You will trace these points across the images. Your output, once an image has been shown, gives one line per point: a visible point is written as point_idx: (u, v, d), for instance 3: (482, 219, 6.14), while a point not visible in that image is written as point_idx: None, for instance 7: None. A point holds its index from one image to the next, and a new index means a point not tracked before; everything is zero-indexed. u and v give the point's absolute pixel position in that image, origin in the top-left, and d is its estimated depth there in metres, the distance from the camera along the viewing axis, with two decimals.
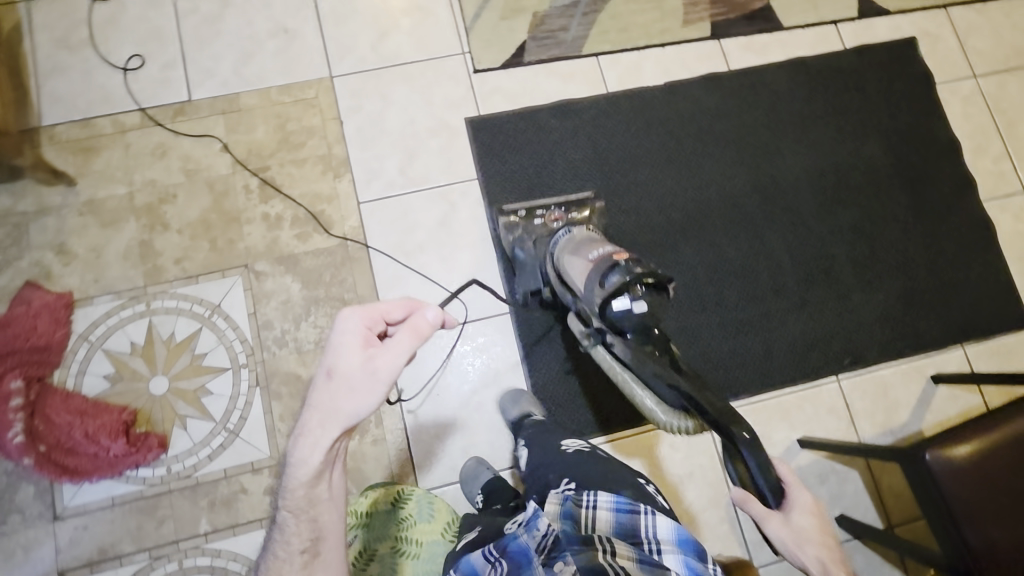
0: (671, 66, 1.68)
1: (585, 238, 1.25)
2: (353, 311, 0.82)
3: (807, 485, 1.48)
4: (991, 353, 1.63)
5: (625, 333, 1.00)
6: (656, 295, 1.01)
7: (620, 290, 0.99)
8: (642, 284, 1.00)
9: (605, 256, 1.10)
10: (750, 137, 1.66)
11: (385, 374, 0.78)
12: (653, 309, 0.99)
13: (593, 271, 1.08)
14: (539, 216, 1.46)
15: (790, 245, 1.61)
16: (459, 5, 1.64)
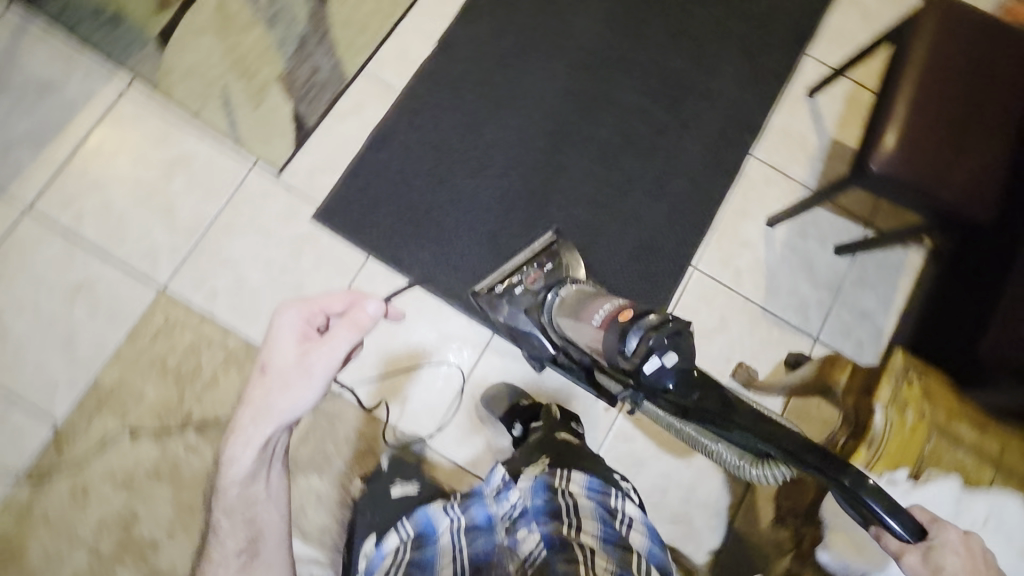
0: (425, 24, 1.56)
1: (576, 296, 1.12)
2: (290, 308, 0.83)
3: (799, 253, 1.54)
4: (840, 37, 1.70)
5: (663, 394, 0.82)
6: (683, 337, 0.81)
7: (644, 355, 0.80)
8: (662, 334, 0.80)
9: (613, 315, 0.91)
10: (537, 28, 1.59)
11: (320, 368, 0.80)
12: (686, 356, 0.80)
13: (607, 338, 0.89)
14: (515, 280, 1.34)
15: (636, 88, 1.58)
16: (208, 128, 1.45)
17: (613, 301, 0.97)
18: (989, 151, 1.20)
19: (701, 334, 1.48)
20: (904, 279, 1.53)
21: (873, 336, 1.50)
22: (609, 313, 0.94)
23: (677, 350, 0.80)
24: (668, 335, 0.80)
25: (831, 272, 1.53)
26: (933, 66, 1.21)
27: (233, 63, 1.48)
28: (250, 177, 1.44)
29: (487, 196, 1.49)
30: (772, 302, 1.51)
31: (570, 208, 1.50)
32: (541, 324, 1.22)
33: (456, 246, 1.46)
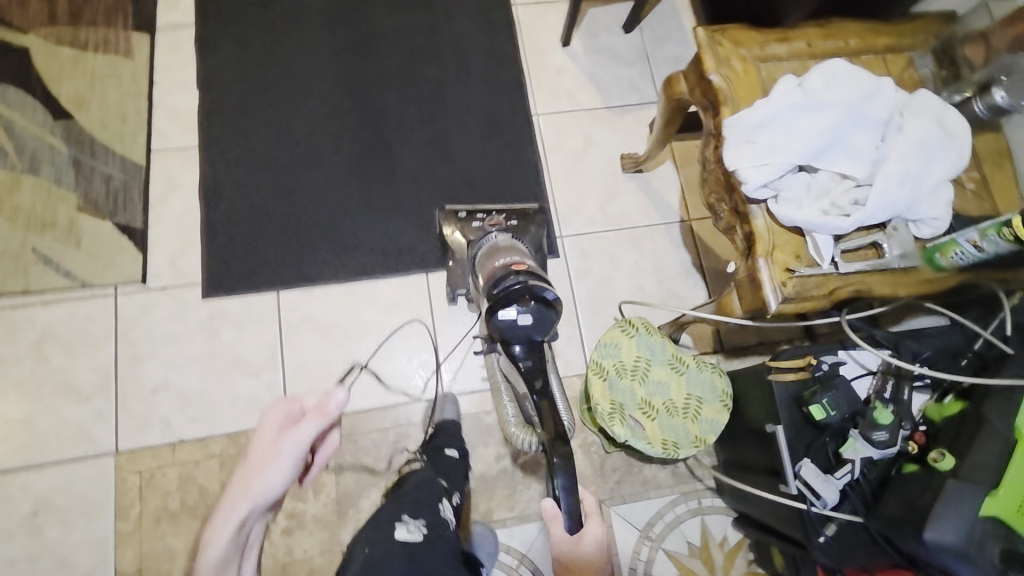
0: (176, 80, 1.54)
1: (505, 247, 1.20)
2: (274, 408, 0.92)
3: (601, 49, 1.69)
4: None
5: (513, 341, 1.03)
6: (546, 312, 1.01)
7: (509, 300, 1.00)
8: (535, 296, 1.00)
9: (511, 263, 1.09)
10: (272, 20, 1.61)
11: (291, 453, 0.87)
12: (540, 322, 1.01)
13: (492, 277, 1.08)
14: (478, 216, 1.41)
15: (389, 13, 1.65)
16: (49, 293, 1.37)
17: (521, 256, 1.12)
18: None
19: (578, 158, 1.60)
20: (684, 15, 1.73)
21: None
22: (509, 262, 1.10)
23: (533, 317, 1.01)
24: (534, 299, 1.00)
25: (633, 47, 1.70)
26: None
27: (27, 224, 1.40)
28: (122, 306, 1.38)
29: (336, 175, 1.52)
30: (610, 98, 1.66)
31: (409, 137, 1.57)
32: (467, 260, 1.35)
33: (343, 230, 1.48)
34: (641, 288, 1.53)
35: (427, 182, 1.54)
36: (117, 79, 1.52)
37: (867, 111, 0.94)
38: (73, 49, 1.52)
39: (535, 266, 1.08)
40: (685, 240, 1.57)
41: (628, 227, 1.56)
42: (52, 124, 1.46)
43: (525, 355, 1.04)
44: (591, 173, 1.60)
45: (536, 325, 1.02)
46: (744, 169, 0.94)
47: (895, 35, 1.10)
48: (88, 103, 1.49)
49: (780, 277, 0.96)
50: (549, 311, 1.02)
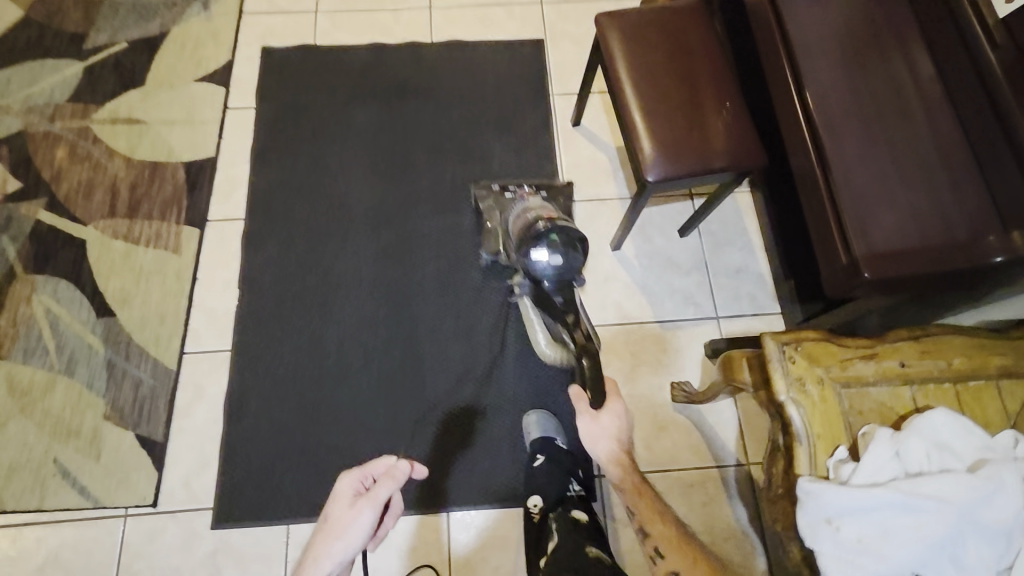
0: (218, 277, 1.54)
1: (540, 205, 1.27)
2: (348, 473, 1.09)
3: (653, 253, 1.57)
4: (573, 64, 1.80)
5: (545, 281, 1.10)
6: (574, 255, 1.10)
7: (541, 244, 1.09)
8: (561, 240, 1.09)
9: (538, 216, 1.19)
10: (317, 219, 1.61)
11: (365, 513, 1.03)
12: (569, 263, 1.09)
13: (525, 229, 1.16)
14: (510, 190, 1.54)
15: (436, 214, 1.62)
16: (61, 508, 1.33)
17: (551, 210, 1.21)
18: (727, 104, 1.23)
19: (621, 381, 1.46)
20: (748, 220, 1.60)
21: (759, 282, 1.53)
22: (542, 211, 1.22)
23: (562, 260, 1.09)
24: (563, 244, 1.09)
25: (689, 254, 1.57)
26: (642, 67, 1.26)
27: (52, 432, 1.39)
28: (131, 527, 1.32)
29: (362, 393, 1.46)
30: (661, 312, 1.52)
31: (443, 351, 1.49)
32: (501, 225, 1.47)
33: (365, 455, 1.41)
34: None
35: (458, 404, 1.45)
36: (163, 276, 1.53)
37: (984, 515, 0.74)
38: (127, 241, 1.56)
39: (563, 217, 1.17)
40: (742, 492, 1.38)
41: (675, 470, 1.40)
42: (95, 321, 1.47)
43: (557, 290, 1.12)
44: (636, 401, 1.45)
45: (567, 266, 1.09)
46: (823, 560, 0.78)
47: (1012, 353, 0.92)
48: (132, 298, 1.50)
49: None
50: (576, 251, 1.10)
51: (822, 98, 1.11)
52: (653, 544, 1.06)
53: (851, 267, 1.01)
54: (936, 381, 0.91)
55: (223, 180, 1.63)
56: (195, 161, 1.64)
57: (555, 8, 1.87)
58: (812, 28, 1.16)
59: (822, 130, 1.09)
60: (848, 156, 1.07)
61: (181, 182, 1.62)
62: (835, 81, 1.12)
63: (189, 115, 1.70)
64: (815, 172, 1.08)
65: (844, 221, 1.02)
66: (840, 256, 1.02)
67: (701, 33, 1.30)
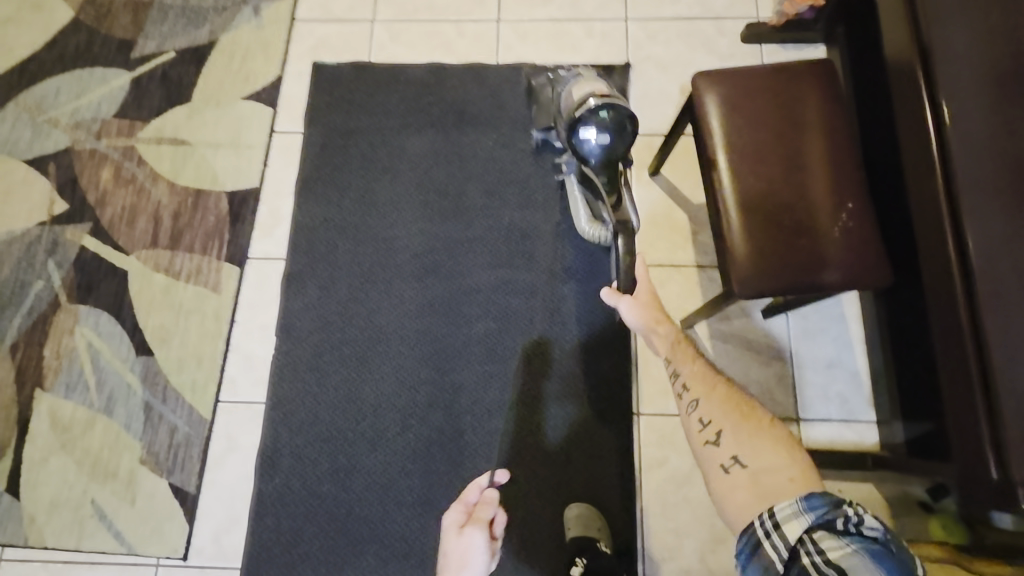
0: (255, 323, 1.46)
1: (590, 73, 1.17)
2: (453, 507, 1.16)
3: (732, 334, 1.39)
4: (657, 97, 1.57)
5: (589, 158, 1.09)
6: (626, 128, 1.07)
7: (589, 121, 1.06)
8: (611, 117, 1.05)
9: (592, 88, 1.12)
10: (362, 265, 1.48)
11: (476, 537, 1.11)
12: (615, 144, 1.07)
13: (574, 100, 1.10)
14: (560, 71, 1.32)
15: (488, 265, 1.47)
16: (97, 549, 1.33)
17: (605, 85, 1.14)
18: (845, 206, 1.03)
19: (680, 482, 1.33)
20: (850, 305, 1.39)
21: (853, 381, 1.35)
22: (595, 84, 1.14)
23: (608, 140, 1.07)
24: (613, 122, 1.06)
25: (773, 340, 1.38)
26: (744, 147, 1.06)
27: (91, 471, 1.37)
28: None
29: (400, 460, 1.36)
30: None
31: (486, 424, 1.37)
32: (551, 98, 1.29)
33: (398, 532, 1.32)
34: None
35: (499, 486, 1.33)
36: (201, 316, 1.46)
37: None
38: (167, 275, 1.49)
39: (615, 94, 1.10)
40: None
41: None
42: (133, 360, 1.44)
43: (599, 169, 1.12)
44: (693, 505, 1.32)
45: (615, 144, 1.07)
46: None
47: None
48: (170, 337, 1.45)
49: None
50: (627, 127, 1.07)
51: (988, 252, 0.91)
52: (683, 381, 1.00)
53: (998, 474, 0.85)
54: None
55: (266, 214, 1.53)
56: (237, 192, 1.55)
57: (641, 25, 1.61)
58: (981, 151, 0.96)
59: (984, 291, 0.90)
60: (1014, 326, 0.88)
61: (223, 214, 1.53)
62: (1006, 224, 0.92)
63: (234, 138, 1.59)
64: (962, 337, 0.91)
65: (999, 411, 0.86)
66: (984, 455, 0.87)
67: (820, 109, 1.09)
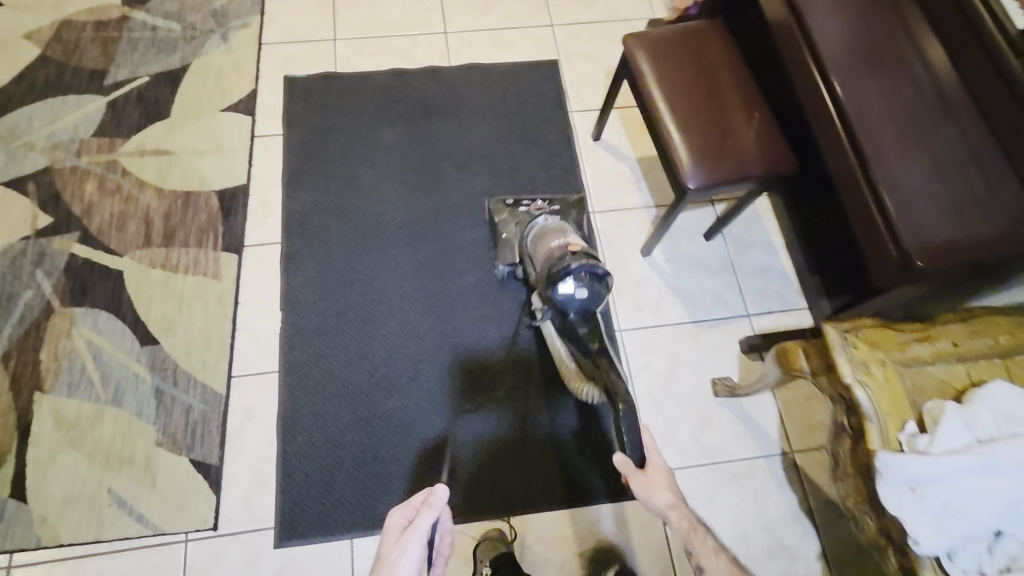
0: (258, 302, 1.55)
1: (557, 233, 1.36)
2: (396, 508, 1.04)
3: (682, 254, 1.66)
4: (587, 82, 1.90)
5: (570, 310, 1.21)
6: (599, 286, 1.18)
7: (569, 279, 1.16)
8: (591, 272, 1.17)
9: (565, 245, 1.27)
10: (354, 237, 1.63)
11: (412, 548, 0.95)
12: (594, 295, 1.19)
13: (550, 258, 1.25)
14: (524, 204, 1.59)
15: (470, 226, 1.66)
16: (119, 536, 1.32)
17: (574, 241, 1.29)
18: (754, 115, 1.34)
19: (665, 380, 1.52)
20: (769, 221, 1.70)
21: (784, 280, 1.64)
22: (564, 243, 1.29)
23: (587, 293, 1.18)
24: (589, 278, 1.17)
25: (716, 255, 1.66)
26: (671, 83, 1.36)
27: (104, 462, 1.37)
28: (190, 555, 1.31)
29: (417, 399, 1.47)
30: (696, 311, 1.59)
31: (488, 356, 1.52)
32: (519, 239, 1.53)
33: (423, 466, 1.41)
34: (745, 536, 1.36)
35: (510, 408, 1.47)
36: (204, 302, 1.53)
37: None
38: (163, 270, 1.56)
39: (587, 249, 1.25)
40: (792, 480, 1.41)
41: (725, 461, 1.43)
42: (139, 350, 1.47)
43: (580, 318, 1.22)
44: (681, 397, 1.49)
45: (590, 298, 1.19)
46: (913, 526, 0.79)
47: None
48: (174, 324, 1.51)
49: None
50: (600, 285, 1.19)
51: (858, 104, 1.18)
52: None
53: (902, 260, 1.08)
54: (988, 356, 0.95)
55: (257, 206, 1.66)
56: (226, 190, 1.67)
57: (564, 29, 1.97)
58: (836, 41, 1.24)
59: (861, 133, 1.15)
60: (887, 152, 1.13)
61: (215, 210, 1.64)
62: (867, 89, 1.19)
63: (216, 144, 1.72)
64: (856, 173, 1.15)
65: (890, 212, 1.09)
66: (890, 250, 1.09)
67: (723, 51, 1.41)
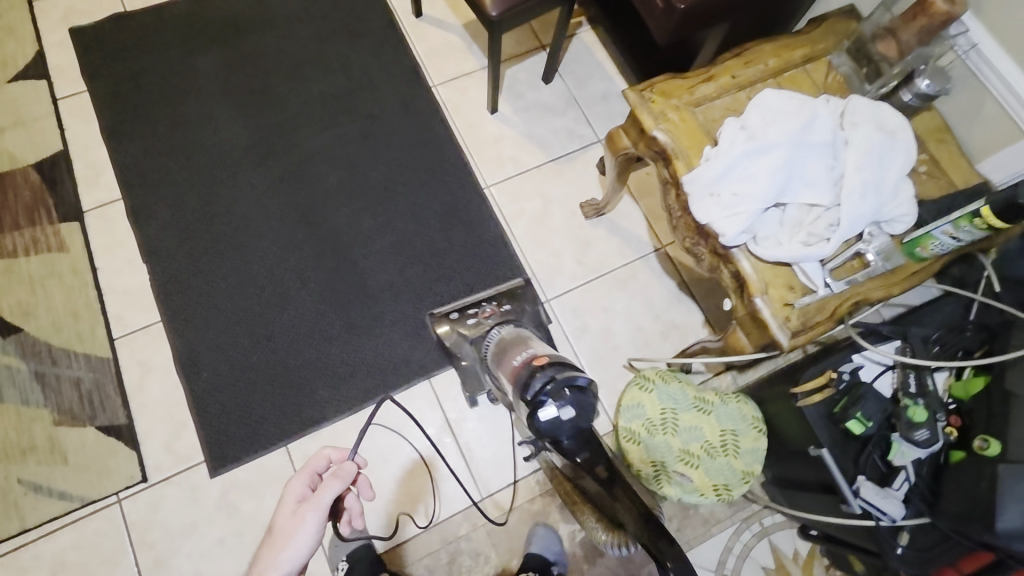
0: (117, 261, 1.48)
1: (518, 346, 1.22)
2: (295, 475, 0.92)
3: (526, 105, 1.74)
4: None
5: (559, 437, 1.01)
6: (583, 398, 1.00)
7: (545, 398, 1.00)
8: (569, 388, 1.00)
9: (530, 359, 1.11)
10: (200, 171, 1.57)
11: (310, 521, 0.86)
12: (581, 412, 1.00)
13: (517, 378, 1.09)
14: (470, 313, 1.43)
15: (317, 130, 1.64)
16: (46, 519, 1.28)
17: (539, 351, 1.15)
18: None
19: (541, 219, 1.63)
20: (598, 52, 1.80)
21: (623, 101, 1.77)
22: (527, 356, 1.14)
23: (572, 409, 1.00)
24: (572, 394, 1.00)
25: (559, 95, 1.76)
26: None
27: (4, 458, 1.31)
28: (128, 512, 1.30)
29: (313, 305, 1.48)
30: (553, 151, 1.70)
31: (370, 244, 1.55)
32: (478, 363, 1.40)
33: (336, 361, 1.44)
34: (639, 328, 1.56)
35: (405, 285, 1.52)
36: (58, 277, 1.45)
37: (811, 137, 0.94)
38: (1, 259, 1.45)
39: (556, 358, 1.10)
40: (666, 269, 1.61)
41: (609, 271, 1.60)
42: (2, 343, 1.38)
43: (575, 442, 1.03)
44: (559, 230, 1.62)
45: (580, 416, 1.00)
46: (717, 223, 0.94)
47: (807, 44, 1.13)
48: (33, 308, 1.42)
49: (782, 313, 0.96)
50: (585, 396, 1.01)
51: None
52: None
53: (668, 8, 1.18)
54: (761, 79, 1.11)
55: (84, 168, 1.55)
56: (43, 161, 1.55)
57: None
58: None
59: None
60: None
61: (38, 184, 1.52)
62: None
63: (15, 117, 1.58)
64: None
65: None
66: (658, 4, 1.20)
67: None
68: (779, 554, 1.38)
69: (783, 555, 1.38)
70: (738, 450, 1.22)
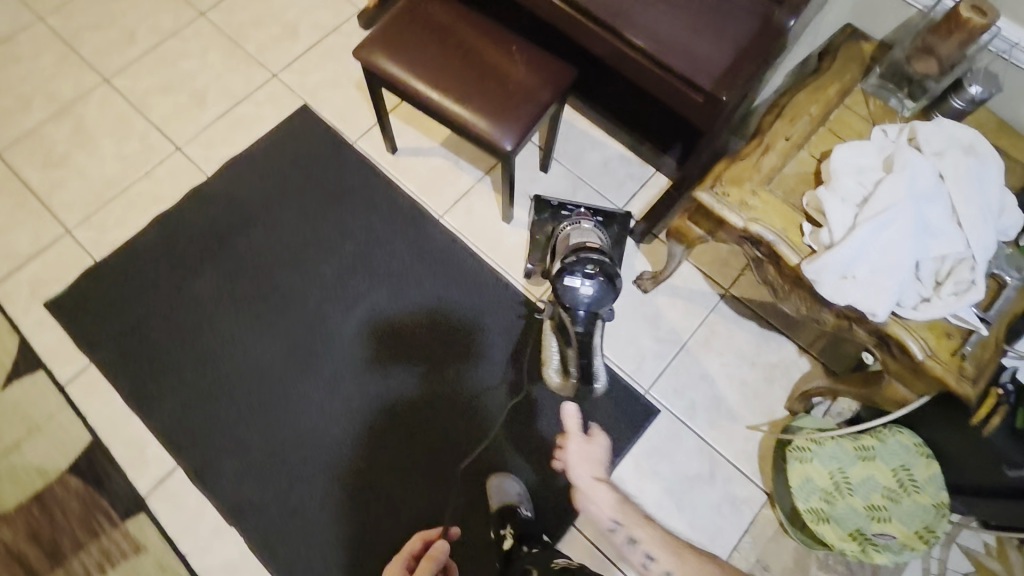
0: (203, 536, 1.34)
1: (577, 231, 1.29)
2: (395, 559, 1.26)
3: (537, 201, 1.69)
4: (347, 108, 1.77)
5: (575, 309, 1.09)
6: (610, 285, 1.10)
7: (580, 267, 1.11)
8: (605, 272, 1.11)
9: (586, 245, 1.21)
10: (250, 403, 1.44)
11: None
12: (602, 294, 1.09)
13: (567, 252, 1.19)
14: (568, 208, 1.55)
15: (348, 311, 1.54)
16: None
17: (595, 241, 1.24)
18: (513, 50, 1.31)
19: None
20: (581, 123, 1.77)
21: (625, 161, 1.73)
22: (582, 240, 1.24)
23: (597, 290, 1.09)
24: (601, 275, 1.10)
25: (563, 179, 1.71)
26: (426, 69, 1.29)
27: None
28: None
29: (425, 496, 1.39)
30: None
31: (452, 408, 1.46)
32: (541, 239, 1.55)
33: (471, 545, 1.36)
34: (744, 382, 1.51)
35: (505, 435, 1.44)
36: None
37: (919, 188, 0.92)
38: None
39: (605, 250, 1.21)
40: (740, 312, 1.57)
41: (688, 336, 1.55)
42: None
43: (584, 322, 1.09)
44: (624, 314, 1.57)
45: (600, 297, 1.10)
46: (863, 303, 0.92)
47: (835, 80, 1.11)
48: None
49: (953, 365, 0.93)
50: (610, 285, 1.11)
51: None
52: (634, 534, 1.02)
53: (709, 101, 1.15)
54: (814, 131, 1.08)
55: (125, 449, 1.40)
56: (77, 460, 1.39)
57: (291, 73, 1.81)
58: None
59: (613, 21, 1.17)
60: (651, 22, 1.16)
61: (83, 487, 1.36)
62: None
63: (29, 424, 1.42)
64: (623, 51, 1.19)
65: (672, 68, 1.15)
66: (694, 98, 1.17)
67: (444, 6, 1.33)
68: (975, 556, 1.35)
69: (979, 555, 1.35)
70: (920, 485, 1.18)
